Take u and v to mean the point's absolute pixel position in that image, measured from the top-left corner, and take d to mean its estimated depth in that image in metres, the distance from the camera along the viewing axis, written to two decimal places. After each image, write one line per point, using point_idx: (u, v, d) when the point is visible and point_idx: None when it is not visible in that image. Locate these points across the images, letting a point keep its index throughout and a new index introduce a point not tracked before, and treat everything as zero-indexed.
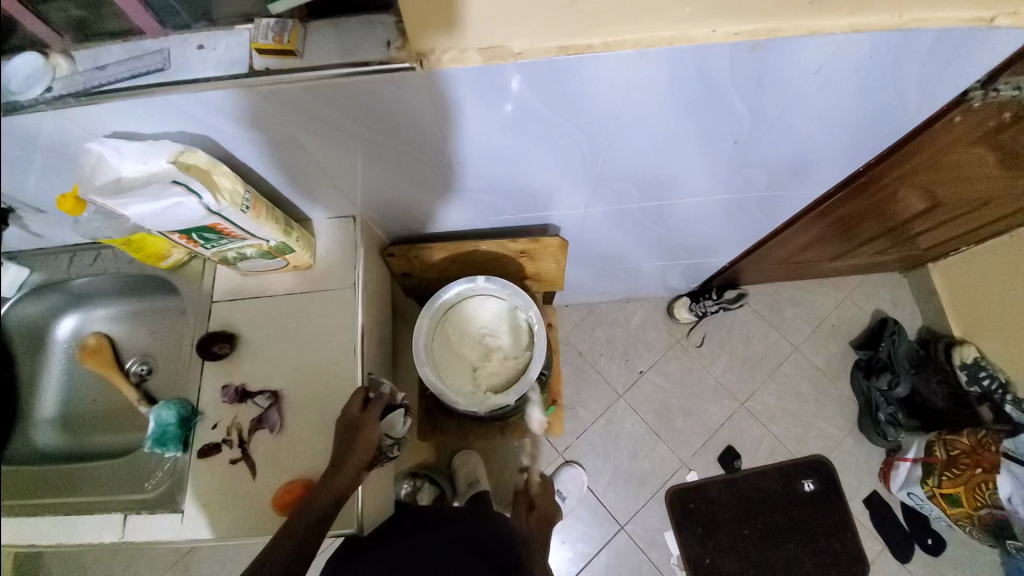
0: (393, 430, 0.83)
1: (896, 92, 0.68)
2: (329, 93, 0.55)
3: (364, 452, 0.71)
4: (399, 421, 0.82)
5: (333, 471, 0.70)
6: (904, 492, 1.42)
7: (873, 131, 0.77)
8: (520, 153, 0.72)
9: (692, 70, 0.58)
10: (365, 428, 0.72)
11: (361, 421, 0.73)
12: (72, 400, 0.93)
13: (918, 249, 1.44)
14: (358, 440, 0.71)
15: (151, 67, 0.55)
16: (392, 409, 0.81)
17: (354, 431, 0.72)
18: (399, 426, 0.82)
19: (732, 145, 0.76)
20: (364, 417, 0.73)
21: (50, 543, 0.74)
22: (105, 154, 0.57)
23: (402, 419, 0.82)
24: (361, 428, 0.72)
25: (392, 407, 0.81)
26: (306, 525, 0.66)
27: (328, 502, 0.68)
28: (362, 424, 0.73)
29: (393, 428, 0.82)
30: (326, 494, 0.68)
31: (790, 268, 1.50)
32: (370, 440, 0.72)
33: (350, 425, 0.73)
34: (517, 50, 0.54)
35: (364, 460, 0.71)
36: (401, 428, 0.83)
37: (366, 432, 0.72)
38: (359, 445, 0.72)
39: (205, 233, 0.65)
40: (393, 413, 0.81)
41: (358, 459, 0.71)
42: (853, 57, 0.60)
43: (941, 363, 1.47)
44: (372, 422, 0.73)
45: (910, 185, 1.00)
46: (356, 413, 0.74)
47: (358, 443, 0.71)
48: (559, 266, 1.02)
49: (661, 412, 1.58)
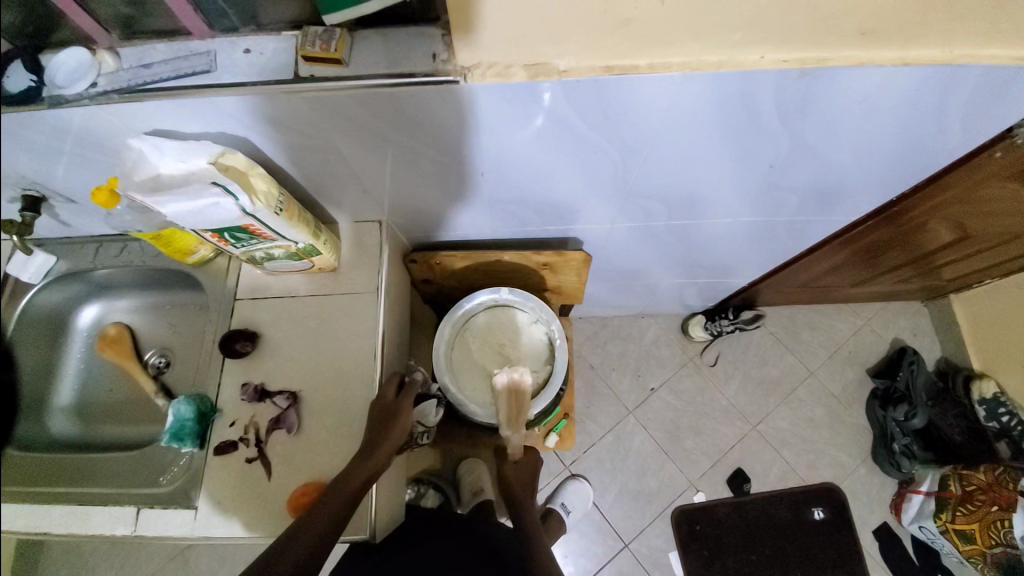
0: (425, 418, 0.86)
1: (940, 125, 0.66)
2: (372, 102, 0.55)
3: (398, 436, 0.74)
4: (431, 410, 0.85)
5: (367, 453, 0.71)
6: (916, 525, 1.39)
7: (910, 162, 0.75)
8: (553, 167, 0.72)
9: (736, 95, 0.58)
10: (400, 413, 0.75)
11: (397, 406, 0.76)
12: (88, 389, 0.94)
13: (941, 280, 1.41)
14: (392, 424, 0.74)
15: (197, 69, 0.55)
16: (425, 398, 0.85)
17: (388, 415, 0.75)
18: (429, 416, 0.85)
19: (766, 169, 0.75)
20: (399, 404, 0.77)
21: (63, 531, 0.75)
22: (146, 152, 0.58)
23: (434, 408, 0.86)
24: (396, 412, 0.75)
25: (425, 396, 0.85)
26: (333, 510, 0.66)
27: (359, 482, 0.69)
28: (397, 409, 0.76)
29: (425, 417, 0.85)
30: (358, 476, 0.69)
31: (810, 291, 1.48)
32: (404, 425, 0.75)
33: (385, 410, 0.75)
34: (563, 68, 0.53)
35: (395, 445, 0.73)
36: (432, 418, 0.86)
37: (401, 417, 0.75)
38: (393, 429, 0.74)
39: (237, 233, 0.66)
40: (425, 402, 0.85)
41: (391, 443, 0.72)
42: (898, 90, 0.59)
43: (959, 396, 1.45)
44: (407, 407, 0.77)
45: (941, 216, 0.98)
46: (392, 398, 0.77)
47: (392, 427, 0.74)
48: (581, 280, 1.02)
49: (671, 430, 1.56)
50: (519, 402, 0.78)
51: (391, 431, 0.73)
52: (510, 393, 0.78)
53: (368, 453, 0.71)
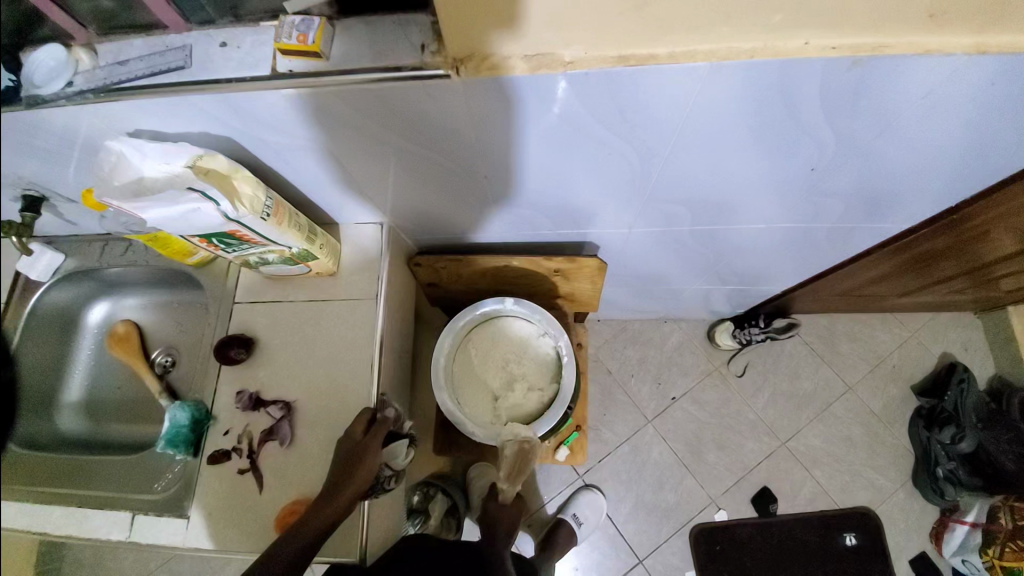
0: (394, 461, 0.77)
1: (1017, 124, 0.56)
2: (356, 99, 0.50)
3: (359, 484, 0.67)
4: (401, 451, 0.76)
5: (325, 499, 0.66)
6: (957, 558, 1.31)
7: (976, 164, 0.65)
8: (563, 169, 0.66)
9: (774, 89, 0.50)
10: (367, 456, 0.68)
11: (364, 447, 0.68)
12: (97, 386, 0.94)
13: (1001, 291, 1.27)
14: (357, 469, 0.67)
15: (172, 65, 0.51)
16: (396, 437, 0.77)
17: (355, 457, 0.68)
18: (399, 456, 0.76)
19: (806, 172, 0.66)
20: (365, 445, 0.69)
21: (62, 534, 0.74)
22: (125, 153, 0.55)
23: (404, 449, 0.77)
24: (363, 455, 0.68)
25: (396, 435, 0.77)
26: (289, 554, 0.63)
27: (315, 531, 0.64)
28: (364, 450, 0.68)
29: (394, 457, 0.76)
30: (316, 522, 0.64)
31: (850, 300, 1.36)
32: (370, 468, 0.68)
33: (351, 450, 0.68)
34: (569, 59, 0.46)
35: (358, 492, 0.67)
36: (401, 459, 0.77)
37: (368, 460, 0.68)
38: (357, 473, 0.67)
39: (225, 239, 0.62)
40: (396, 441, 0.76)
41: (353, 489, 0.66)
42: (975, 82, 0.49)
43: (1014, 420, 1.26)
44: (375, 449, 0.69)
45: (1010, 224, 0.86)
46: (360, 437, 0.69)
47: (356, 472, 0.67)
48: (596, 288, 0.95)
49: (693, 443, 1.47)
50: (523, 466, 0.74)
51: (355, 476, 0.67)
52: (517, 454, 0.73)
53: (328, 498, 0.66)
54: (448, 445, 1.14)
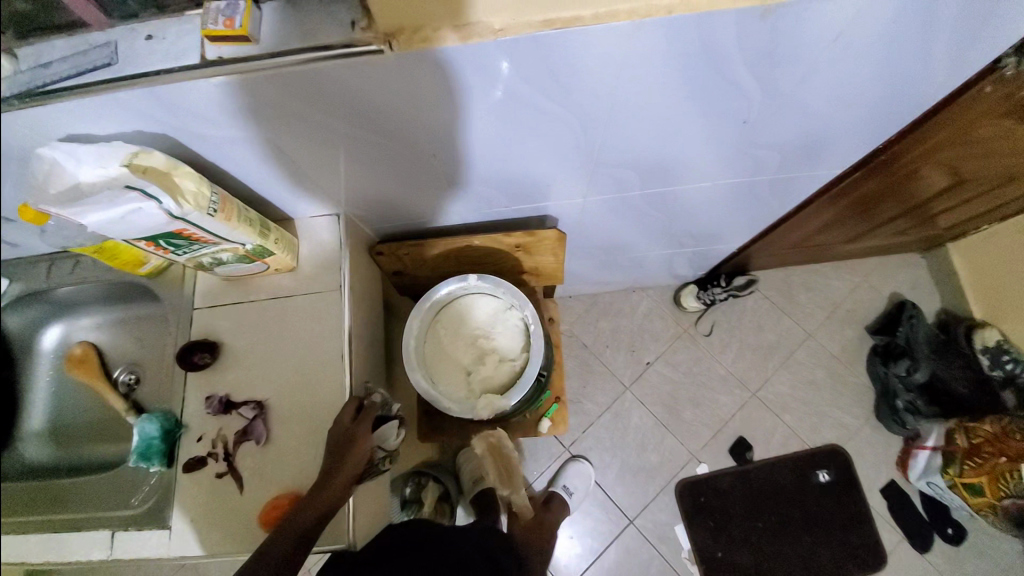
0: (385, 442, 0.78)
1: (922, 61, 0.60)
2: (292, 83, 0.50)
3: (353, 469, 0.67)
4: (392, 434, 0.77)
5: (319, 486, 0.66)
6: (923, 481, 1.38)
7: (893, 105, 0.70)
8: (508, 142, 0.67)
9: (696, 44, 0.52)
10: (358, 441, 0.69)
11: (353, 433, 0.69)
12: (59, 412, 0.91)
13: (938, 228, 1.36)
14: (348, 454, 0.68)
15: (97, 63, 0.50)
16: (384, 420, 0.78)
17: (344, 444, 0.68)
18: (390, 439, 0.78)
19: (740, 126, 0.70)
20: (354, 432, 0.69)
21: (41, 561, 0.73)
22: (61, 160, 0.54)
23: (395, 431, 0.79)
24: (352, 441, 0.68)
25: (384, 418, 0.77)
26: (285, 543, 0.63)
27: (311, 519, 0.65)
28: (355, 435, 0.69)
29: (386, 439, 0.77)
30: (313, 509, 0.65)
31: (803, 251, 1.43)
32: (361, 453, 0.68)
33: (341, 437, 0.69)
34: (497, 26, 0.47)
35: (351, 477, 0.68)
36: (393, 440, 0.79)
37: (359, 445, 0.68)
38: (349, 458, 0.68)
39: (173, 239, 0.61)
40: (385, 424, 0.77)
41: (345, 475, 0.67)
42: (878, 22, 0.53)
43: (961, 347, 1.39)
44: (364, 434, 0.69)
45: (933, 162, 0.92)
46: (349, 424, 0.69)
47: (347, 458, 0.68)
48: (558, 260, 0.97)
49: (670, 403, 1.53)
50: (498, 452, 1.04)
51: (349, 461, 0.67)
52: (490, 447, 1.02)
53: (323, 485, 0.66)
54: (433, 432, 1.15)
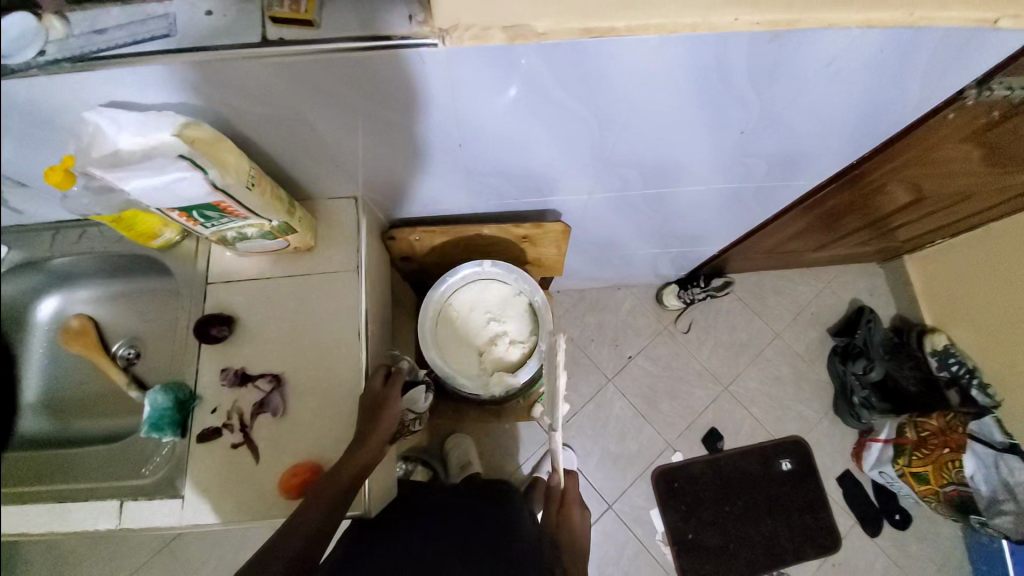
0: (415, 405, 0.92)
1: (898, 87, 0.69)
2: (343, 68, 0.54)
3: (387, 426, 0.72)
4: (420, 396, 0.91)
5: (354, 449, 0.70)
6: (875, 471, 1.51)
7: (871, 124, 0.79)
8: (528, 137, 0.72)
9: (710, 60, 0.59)
10: (388, 404, 0.74)
11: (385, 395, 0.74)
12: (54, 384, 0.90)
13: (897, 241, 1.50)
14: (382, 413, 0.72)
15: (156, 33, 0.53)
16: (413, 385, 0.91)
17: (377, 405, 0.73)
18: (419, 402, 0.92)
19: (738, 135, 0.77)
20: (385, 394, 0.74)
21: (45, 530, 0.73)
22: (104, 125, 0.55)
23: (422, 395, 0.92)
24: (383, 402, 0.73)
25: (413, 383, 0.91)
26: (323, 505, 0.66)
27: (348, 480, 0.68)
28: (386, 398, 0.74)
29: (415, 403, 0.91)
30: (350, 469, 0.69)
31: (776, 257, 1.55)
32: (392, 414, 0.73)
33: (372, 400, 0.73)
34: (541, 30, 0.52)
35: (386, 436, 0.72)
36: (422, 404, 0.92)
37: (390, 406, 0.74)
38: (382, 419, 0.72)
39: (206, 211, 0.63)
40: (414, 388, 0.90)
41: (380, 434, 0.71)
42: (865, 51, 0.61)
43: (913, 350, 1.53)
44: (394, 396, 0.75)
45: (899, 178, 1.03)
46: (380, 389, 0.75)
47: (380, 418, 0.72)
48: (560, 252, 1.03)
49: (649, 396, 1.62)
50: None
51: (381, 422, 0.72)
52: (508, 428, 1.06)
53: (359, 445, 0.70)
54: None
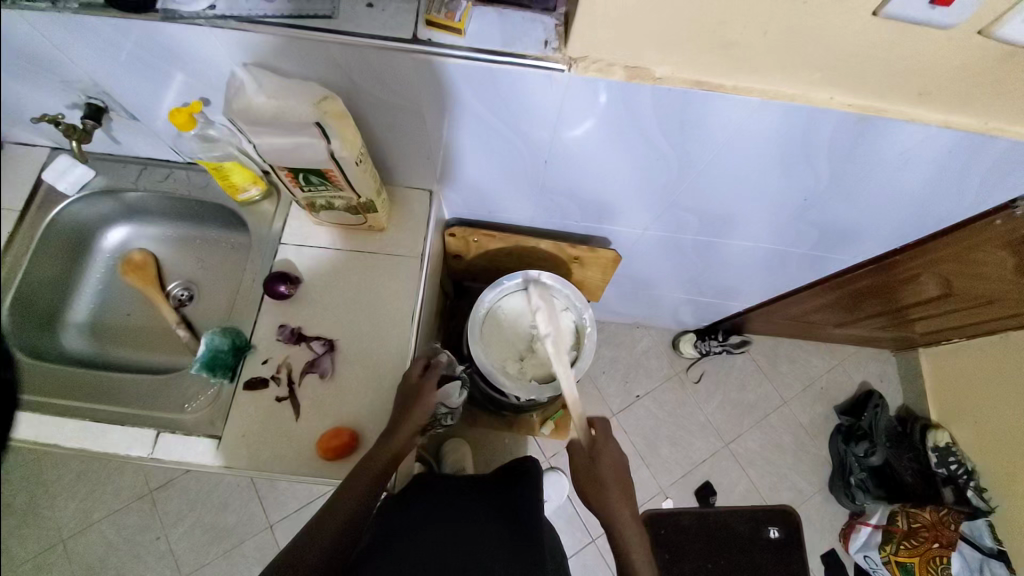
0: (449, 399, 0.92)
1: (958, 186, 0.74)
2: (478, 74, 0.61)
3: (418, 417, 0.72)
4: (455, 391, 0.91)
5: (389, 434, 0.72)
6: (861, 554, 1.51)
7: (923, 215, 0.84)
8: (611, 167, 0.77)
9: (798, 129, 0.65)
10: (422, 395, 0.73)
11: (419, 387, 0.74)
12: (105, 310, 0.94)
13: (915, 332, 1.53)
14: (414, 405, 0.72)
15: (319, 12, 0.59)
16: (448, 379, 0.91)
17: (411, 395, 0.73)
18: (453, 397, 0.92)
19: (800, 201, 0.82)
20: (419, 385, 0.74)
21: (73, 445, 0.74)
22: (246, 82, 0.60)
23: (457, 390, 0.92)
24: (418, 395, 0.73)
25: (449, 377, 0.90)
26: (360, 486, 0.69)
27: (383, 462, 0.70)
28: (419, 390, 0.74)
29: (449, 398, 0.91)
30: (383, 453, 0.71)
31: (796, 326, 1.58)
32: (427, 405, 0.73)
33: (410, 389, 0.74)
34: (659, 75, 0.59)
35: (416, 426, 0.72)
36: (456, 398, 0.92)
37: (423, 399, 0.73)
38: (414, 411, 0.72)
39: (312, 175, 0.68)
40: (449, 382, 0.90)
41: (413, 424, 0.72)
42: (936, 148, 0.66)
43: (915, 442, 1.55)
44: (429, 389, 0.74)
45: (934, 271, 1.07)
46: (414, 380, 0.75)
47: (414, 408, 0.72)
48: (604, 277, 1.07)
49: (649, 438, 1.63)
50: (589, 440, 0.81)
51: (416, 411, 0.72)
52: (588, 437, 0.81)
53: (391, 434, 0.71)
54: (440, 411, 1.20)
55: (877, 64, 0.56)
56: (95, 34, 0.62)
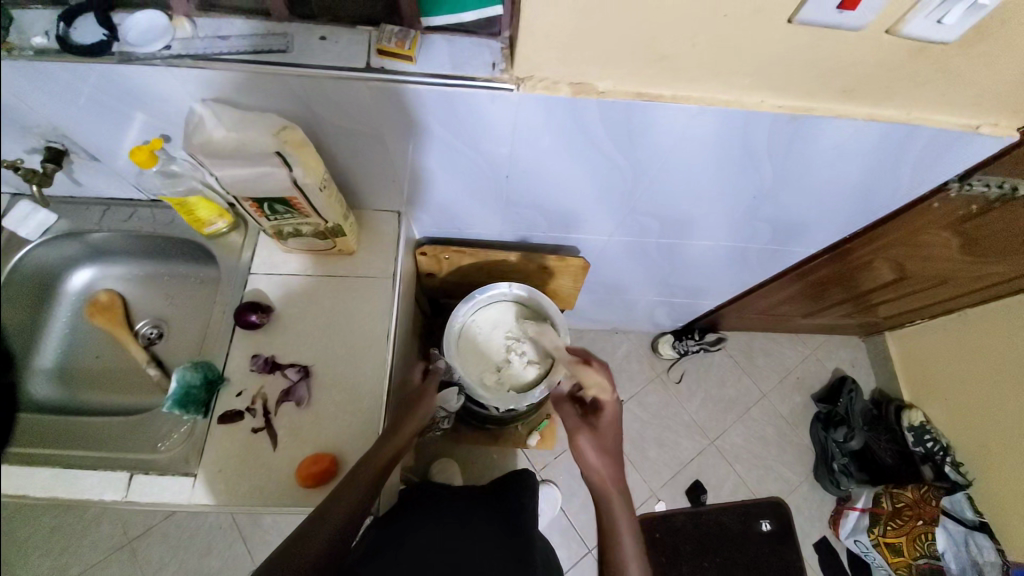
0: (447, 403, 0.96)
1: (891, 174, 0.80)
2: (432, 98, 0.63)
3: (422, 413, 0.79)
4: (453, 396, 0.94)
5: (393, 431, 0.74)
6: (852, 539, 1.53)
7: (866, 204, 0.89)
8: (570, 178, 0.80)
9: (739, 130, 0.69)
10: (426, 395, 0.81)
11: (423, 389, 0.82)
12: (71, 354, 0.91)
13: (878, 317, 1.60)
14: (419, 403, 0.80)
15: (274, 47, 0.61)
16: (447, 385, 0.94)
17: (415, 398, 0.81)
18: (451, 401, 0.96)
19: (751, 198, 0.86)
20: (422, 388, 0.83)
21: (42, 496, 0.71)
22: (206, 117, 0.62)
23: (455, 396, 0.95)
24: (422, 395, 0.81)
25: (447, 384, 0.94)
26: (359, 490, 0.69)
27: (386, 459, 0.72)
28: (423, 393, 0.82)
29: (447, 402, 0.95)
30: (384, 453, 0.72)
31: (767, 319, 1.63)
32: (428, 405, 0.81)
33: (414, 393, 0.82)
34: (602, 89, 0.63)
35: (416, 426, 0.78)
36: (453, 403, 0.96)
37: (426, 399, 0.81)
38: (418, 410, 0.79)
39: (277, 204, 0.69)
40: (448, 389, 0.93)
41: (415, 420, 0.78)
42: (865, 140, 0.72)
43: (891, 423, 1.62)
44: (432, 391, 0.83)
45: (886, 256, 1.14)
46: (419, 384, 0.84)
47: (417, 407, 0.80)
48: (575, 285, 1.10)
49: (637, 441, 1.65)
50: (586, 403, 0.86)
51: (418, 412, 0.79)
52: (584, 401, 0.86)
53: (391, 433, 0.74)
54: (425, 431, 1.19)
55: (800, 67, 0.61)
56: (50, 80, 0.62)
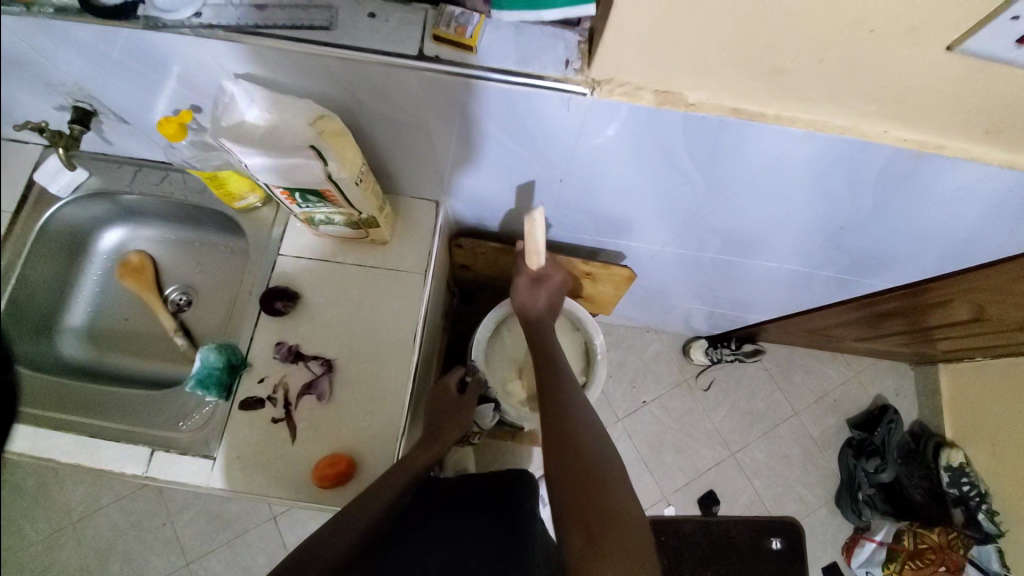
0: (482, 420, 0.96)
1: (1012, 222, 0.67)
2: (491, 95, 0.55)
3: (455, 425, 0.81)
4: (488, 414, 0.94)
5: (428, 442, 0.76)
6: (863, 570, 1.51)
7: (968, 248, 0.77)
8: (631, 188, 0.72)
9: (847, 159, 0.58)
10: (465, 410, 0.84)
11: (461, 403, 0.85)
12: (100, 314, 0.91)
13: (936, 350, 1.47)
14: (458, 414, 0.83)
15: (316, 22, 0.53)
16: (484, 401, 0.95)
17: (451, 410, 0.84)
18: (486, 418, 0.95)
19: (834, 228, 0.76)
20: (462, 400, 0.86)
21: (68, 461, 0.73)
22: (237, 97, 0.55)
23: (490, 413, 0.95)
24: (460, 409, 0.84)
25: (484, 399, 0.94)
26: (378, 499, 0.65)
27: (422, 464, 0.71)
28: (461, 405, 0.84)
29: (483, 419, 0.95)
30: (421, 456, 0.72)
31: (812, 338, 1.52)
32: (462, 420, 0.83)
33: (450, 405, 0.85)
34: (692, 100, 0.54)
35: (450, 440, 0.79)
36: (488, 420, 0.96)
37: (462, 412, 0.84)
38: (451, 420, 0.82)
39: (309, 195, 0.63)
40: (484, 405, 0.94)
41: (450, 433, 0.80)
42: (995, 186, 0.60)
43: (928, 460, 1.52)
44: (469, 409, 0.85)
45: (971, 297, 1.00)
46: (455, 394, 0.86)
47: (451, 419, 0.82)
48: (616, 293, 1.03)
49: (655, 444, 1.61)
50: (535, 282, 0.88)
51: (453, 423, 0.81)
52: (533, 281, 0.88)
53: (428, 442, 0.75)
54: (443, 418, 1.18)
55: (941, 100, 0.49)
56: (74, 41, 0.57)
